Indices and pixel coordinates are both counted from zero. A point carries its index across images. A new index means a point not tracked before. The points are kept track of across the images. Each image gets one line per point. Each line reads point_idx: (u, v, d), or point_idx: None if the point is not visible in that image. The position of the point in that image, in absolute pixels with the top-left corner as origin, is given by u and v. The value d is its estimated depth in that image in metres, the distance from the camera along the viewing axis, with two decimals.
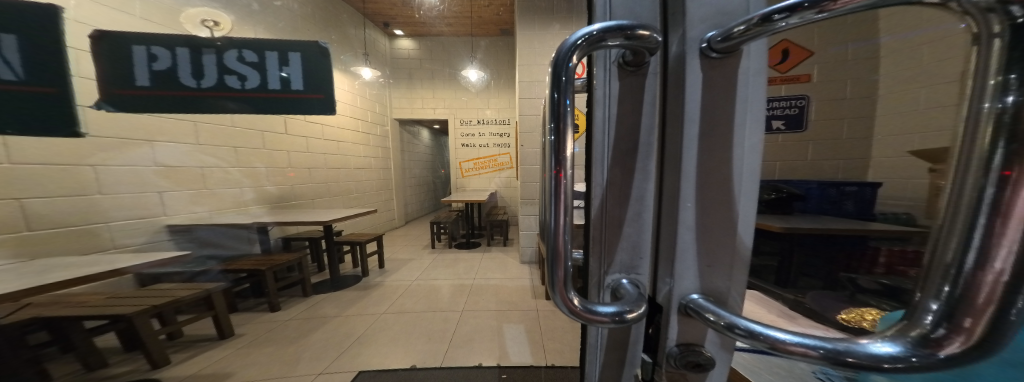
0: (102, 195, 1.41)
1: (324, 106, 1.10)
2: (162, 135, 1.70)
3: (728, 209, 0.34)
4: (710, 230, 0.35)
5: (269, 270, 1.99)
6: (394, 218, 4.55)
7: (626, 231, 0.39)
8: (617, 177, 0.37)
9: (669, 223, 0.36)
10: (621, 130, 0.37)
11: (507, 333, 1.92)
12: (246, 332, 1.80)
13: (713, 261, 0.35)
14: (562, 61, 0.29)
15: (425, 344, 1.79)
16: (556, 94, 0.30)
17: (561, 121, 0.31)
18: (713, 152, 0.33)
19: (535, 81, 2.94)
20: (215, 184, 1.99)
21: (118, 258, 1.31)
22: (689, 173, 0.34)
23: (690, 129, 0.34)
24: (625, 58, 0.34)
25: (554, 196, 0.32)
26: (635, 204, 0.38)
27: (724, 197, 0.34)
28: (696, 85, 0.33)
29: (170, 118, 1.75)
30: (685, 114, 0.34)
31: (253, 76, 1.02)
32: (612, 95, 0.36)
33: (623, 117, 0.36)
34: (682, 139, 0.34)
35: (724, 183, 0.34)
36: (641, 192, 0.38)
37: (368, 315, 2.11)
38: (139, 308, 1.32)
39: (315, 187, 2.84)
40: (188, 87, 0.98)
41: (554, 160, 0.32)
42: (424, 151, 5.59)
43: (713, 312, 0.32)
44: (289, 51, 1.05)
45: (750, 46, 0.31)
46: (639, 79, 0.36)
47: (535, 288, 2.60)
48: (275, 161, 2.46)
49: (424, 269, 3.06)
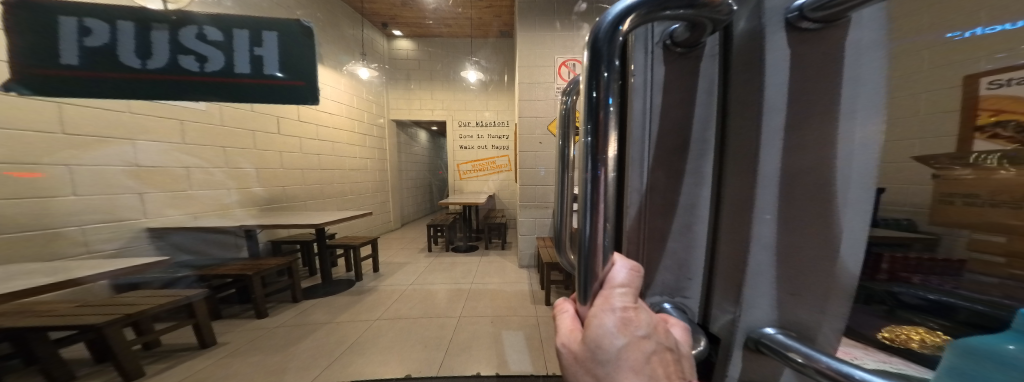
0: (77, 196, 1.31)
1: (306, 93, 1.05)
2: (146, 133, 1.60)
3: (821, 222, 0.38)
4: (789, 244, 0.40)
5: (257, 275, 1.92)
6: (390, 221, 4.48)
7: (671, 245, 0.47)
8: (662, 181, 0.45)
9: (743, 228, 0.42)
10: (666, 129, 0.44)
11: (506, 340, 1.85)
12: (230, 340, 1.70)
13: (798, 290, 0.41)
14: (601, 38, 0.31)
15: (421, 351, 1.72)
16: (596, 94, 0.32)
17: (598, 119, 0.32)
18: (799, 144, 0.38)
19: (535, 83, 2.89)
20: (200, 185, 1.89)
21: (88, 266, 1.22)
22: (769, 173, 0.39)
23: (773, 119, 0.38)
24: (673, 37, 0.40)
25: (592, 203, 0.33)
26: (682, 214, 0.46)
27: (813, 196, 0.38)
28: (781, 74, 0.37)
29: (156, 115, 1.64)
30: (763, 104, 0.38)
31: (216, 58, 0.95)
32: (660, 83, 0.43)
33: (668, 111, 0.44)
34: (764, 126, 0.39)
35: (819, 181, 0.37)
36: (687, 200, 0.45)
37: (360, 321, 2.04)
38: (110, 317, 1.22)
39: (307, 189, 2.77)
40: (134, 67, 0.91)
41: (592, 162, 0.32)
42: (422, 153, 5.52)
43: (797, 352, 0.37)
44: (263, 29, 0.98)
45: (863, 13, 0.33)
46: (687, 58, 0.42)
47: (534, 293, 2.55)
48: (267, 162, 2.38)
49: (420, 272, 3.00)
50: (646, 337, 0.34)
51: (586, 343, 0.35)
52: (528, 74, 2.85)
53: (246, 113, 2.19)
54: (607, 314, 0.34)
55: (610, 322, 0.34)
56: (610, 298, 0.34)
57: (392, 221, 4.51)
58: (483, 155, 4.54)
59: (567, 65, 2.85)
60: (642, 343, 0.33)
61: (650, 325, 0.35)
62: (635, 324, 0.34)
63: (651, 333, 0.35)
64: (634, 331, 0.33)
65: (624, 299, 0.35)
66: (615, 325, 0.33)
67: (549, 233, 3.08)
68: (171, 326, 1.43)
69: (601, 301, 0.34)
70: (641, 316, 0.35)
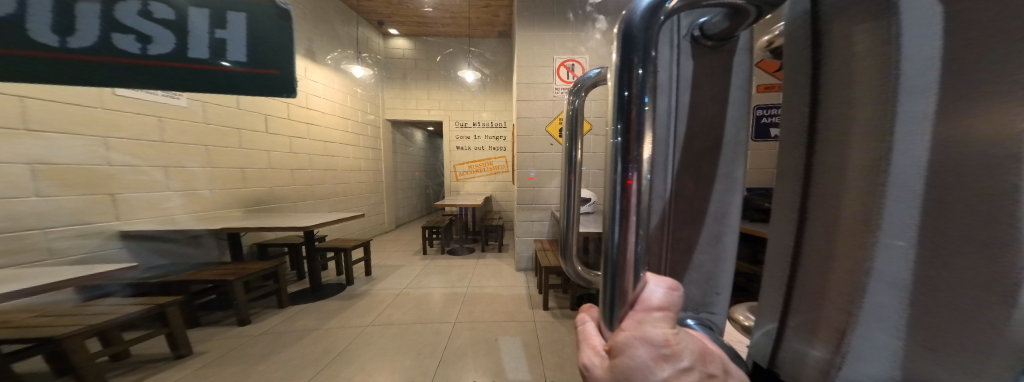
0: (39, 197, 1.15)
1: (280, 84, 0.90)
2: (123, 131, 1.50)
3: (1001, 279, 0.24)
4: (942, 296, 0.27)
5: (239, 279, 1.81)
6: (384, 223, 4.37)
7: (698, 258, 0.45)
8: (689, 188, 0.43)
9: (850, 261, 0.33)
10: (696, 132, 0.42)
11: (503, 347, 1.78)
12: (209, 349, 1.59)
13: (949, 369, 0.28)
14: (635, 34, 0.30)
15: (415, 358, 1.65)
16: (628, 92, 0.32)
17: (629, 122, 0.32)
18: (957, 147, 0.24)
19: (534, 83, 2.83)
20: (182, 185, 1.79)
21: (53, 271, 1.12)
22: (905, 188, 0.28)
23: (916, 103, 0.26)
24: (704, 31, 0.39)
25: (621, 201, 0.34)
26: (709, 222, 0.44)
27: (986, 234, 0.24)
28: (931, 29, 0.25)
29: (135, 112, 1.54)
30: (896, 80, 0.27)
31: (162, 38, 0.81)
32: (692, 83, 0.41)
33: (697, 108, 0.42)
34: (896, 116, 0.28)
35: (999, 208, 0.23)
36: (715, 208, 0.44)
37: (351, 328, 1.96)
38: (74, 328, 1.12)
39: (297, 190, 2.67)
40: (48, 45, 0.77)
41: (622, 164, 0.33)
42: (419, 154, 5.42)
43: None
44: (228, 9, 0.84)
45: None
46: (717, 53, 0.41)
47: (531, 297, 2.48)
48: (253, 162, 2.27)
49: (414, 276, 2.91)
50: (689, 369, 0.31)
51: (615, 371, 0.33)
52: (526, 75, 2.80)
53: (233, 111, 2.11)
54: (640, 343, 0.32)
55: (643, 355, 0.31)
56: (645, 328, 0.32)
57: (386, 222, 4.41)
58: (480, 155, 4.49)
59: (566, 65, 2.79)
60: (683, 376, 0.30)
61: (694, 354, 0.32)
62: (676, 357, 0.31)
63: (696, 364, 0.31)
64: (674, 364, 0.30)
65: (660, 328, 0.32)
66: (651, 357, 0.31)
67: (547, 236, 3.01)
68: (143, 336, 1.33)
69: (634, 326, 0.33)
70: (679, 345, 0.32)
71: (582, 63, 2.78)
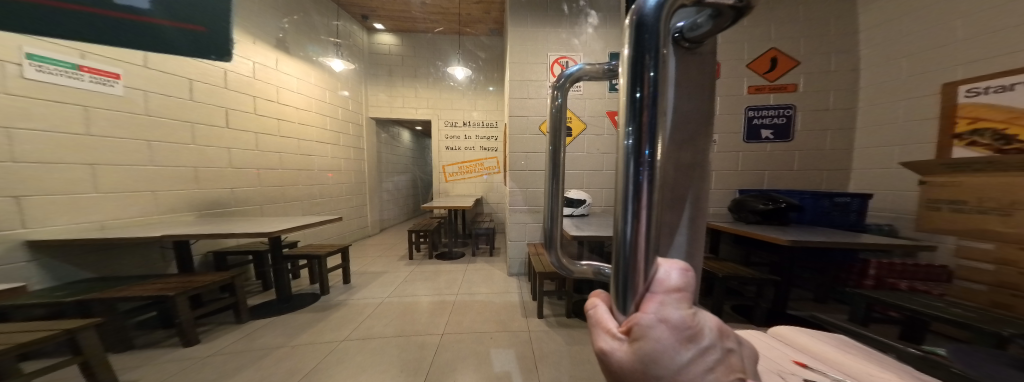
0: None
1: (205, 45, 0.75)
2: (31, 121, 1.27)
3: None
4: None
5: (184, 294, 1.56)
6: (367, 226, 4.09)
7: (677, 239, 0.37)
8: (672, 176, 0.36)
9: None
10: (682, 120, 0.35)
11: (495, 360, 1.62)
12: (141, 376, 1.34)
13: None
14: (649, 22, 0.27)
15: (395, 378, 1.47)
16: (640, 91, 0.27)
17: (643, 121, 0.28)
18: None
19: (527, 80, 2.67)
20: (112, 186, 1.54)
21: None
22: None
23: None
24: (685, 34, 0.32)
25: (634, 197, 0.29)
26: (690, 208, 0.37)
27: None
28: None
29: (46, 100, 1.31)
30: None
31: None
32: (676, 85, 0.34)
33: (682, 101, 0.34)
34: None
35: None
36: (695, 192, 0.38)
37: (322, 344, 1.74)
38: None
39: (263, 191, 2.45)
40: None
41: (635, 165, 0.28)
42: (408, 154, 5.15)
43: None
44: None
45: None
46: (689, 57, 0.35)
47: (525, 304, 2.32)
48: (208, 160, 2.02)
49: (398, 283, 2.69)
50: (709, 348, 0.28)
51: (639, 357, 0.28)
52: (519, 71, 2.64)
53: (186, 103, 1.86)
54: (665, 327, 0.27)
55: (669, 340, 0.27)
56: (670, 311, 0.27)
57: (369, 226, 4.13)
58: (471, 156, 4.30)
59: (561, 62, 2.64)
60: (706, 355, 0.28)
61: (713, 332, 0.30)
62: (698, 337, 0.28)
63: (714, 341, 0.29)
64: (699, 343, 0.27)
65: (683, 309, 0.28)
66: (678, 340, 0.27)
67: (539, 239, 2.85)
68: (51, 367, 1.08)
69: (658, 309, 0.28)
70: (701, 325, 0.29)
71: (576, 60, 2.61)
